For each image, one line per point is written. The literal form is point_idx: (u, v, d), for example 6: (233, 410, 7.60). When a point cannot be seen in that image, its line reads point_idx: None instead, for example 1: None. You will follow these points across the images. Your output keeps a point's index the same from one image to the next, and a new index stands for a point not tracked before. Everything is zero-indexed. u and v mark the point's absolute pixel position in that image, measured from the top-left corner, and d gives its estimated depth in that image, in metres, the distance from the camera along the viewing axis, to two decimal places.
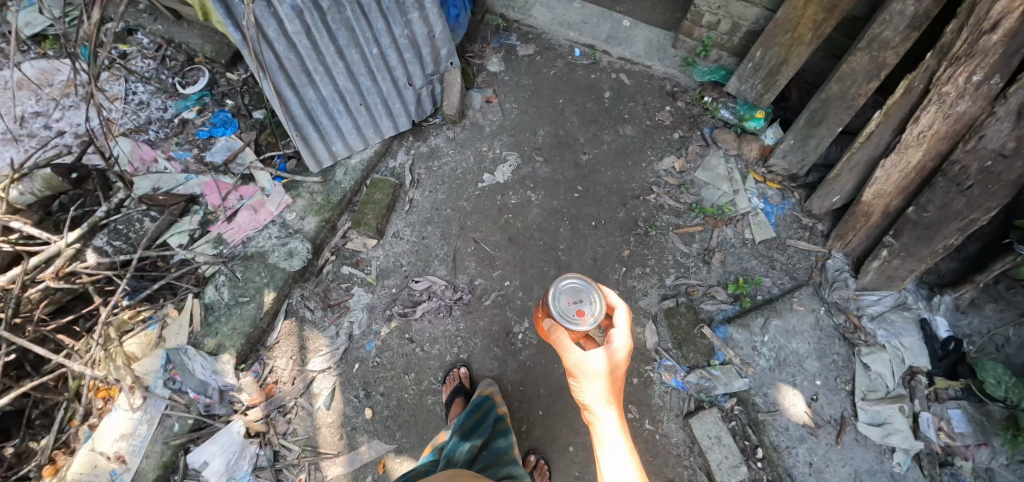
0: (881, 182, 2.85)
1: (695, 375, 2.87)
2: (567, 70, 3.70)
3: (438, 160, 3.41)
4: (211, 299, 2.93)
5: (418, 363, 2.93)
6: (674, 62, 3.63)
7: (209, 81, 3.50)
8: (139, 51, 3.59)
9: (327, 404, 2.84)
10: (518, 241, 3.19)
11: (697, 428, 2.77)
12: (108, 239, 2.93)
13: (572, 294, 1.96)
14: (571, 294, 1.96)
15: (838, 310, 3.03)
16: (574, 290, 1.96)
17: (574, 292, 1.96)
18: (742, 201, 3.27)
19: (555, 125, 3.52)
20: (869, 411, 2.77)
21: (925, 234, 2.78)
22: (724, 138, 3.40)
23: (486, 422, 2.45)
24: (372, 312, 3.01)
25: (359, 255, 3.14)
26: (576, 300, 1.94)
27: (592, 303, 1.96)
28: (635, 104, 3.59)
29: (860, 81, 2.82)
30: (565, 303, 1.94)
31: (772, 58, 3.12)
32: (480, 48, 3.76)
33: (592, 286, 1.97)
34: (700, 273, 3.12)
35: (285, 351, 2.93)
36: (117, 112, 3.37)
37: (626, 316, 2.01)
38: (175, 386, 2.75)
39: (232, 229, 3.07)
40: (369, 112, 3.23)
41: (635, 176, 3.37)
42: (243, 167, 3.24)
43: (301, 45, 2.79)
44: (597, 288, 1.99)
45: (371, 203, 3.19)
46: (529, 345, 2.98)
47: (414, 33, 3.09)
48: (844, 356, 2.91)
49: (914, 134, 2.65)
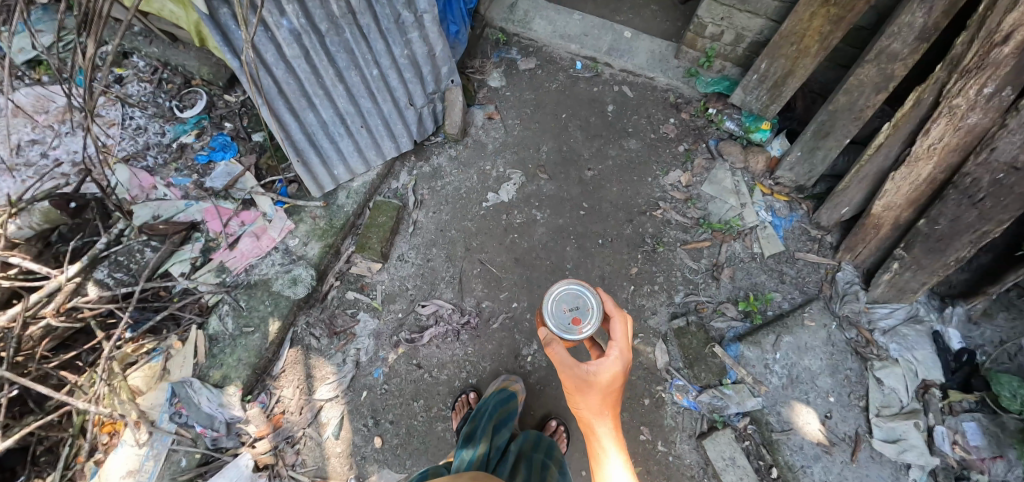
0: (891, 194, 2.81)
1: (707, 394, 2.84)
2: (569, 84, 3.65)
3: (441, 179, 3.36)
4: (215, 329, 2.89)
5: (426, 390, 2.89)
6: (677, 73, 3.58)
7: (207, 104, 3.45)
8: (135, 75, 3.52)
9: (336, 433, 2.82)
10: (524, 261, 3.15)
11: (711, 449, 2.75)
12: (108, 271, 2.90)
13: (568, 300, 2.04)
14: (568, 301, 2.04)
15: (849, 324, 2.99)
16: (572, 297, 2.04)
17: (572, 299, 2.04)
18: (750, 215, 3.23)
19: (559, 141, 3.48)
20: (885, 428, 2.73)
21: (936, 246, 2.73)
22: (730, 150, 3.36)
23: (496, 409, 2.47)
24: (379, 338, 2.97)
25: (364, 280, 3.11)
26: (572, 308, 2.02)
27: (589, 310, 2.01)
28: (639, 117, 3.55)
29: (868, 93, 2.77)
30: (561, 310, 2.03)
31: (777, 70, 3.07)
32: (480, 63, 3.71)
33: (591, 293, 2.02)
34: (709, 289, 3.08)
35: (292, 380, 2.89)
36: (114, 138, 3.31)
37: (623, 329, 1.96)
38: (181, 420, 2.72)
39: (234, 257, 3.02)
40: (370, 134, 3.18)
41: (641, 191, 3.33)
42: (244, 192, 3.19)
43: (301, 69, 2.73)
44: (597, 295, 2.02)
45: (374, 226, 3.16)
46: (538, 368, 2.96)
47: (414, 52, 3.04)
48: (856, 371, 2.87)
49: (924, 147, 2.60)
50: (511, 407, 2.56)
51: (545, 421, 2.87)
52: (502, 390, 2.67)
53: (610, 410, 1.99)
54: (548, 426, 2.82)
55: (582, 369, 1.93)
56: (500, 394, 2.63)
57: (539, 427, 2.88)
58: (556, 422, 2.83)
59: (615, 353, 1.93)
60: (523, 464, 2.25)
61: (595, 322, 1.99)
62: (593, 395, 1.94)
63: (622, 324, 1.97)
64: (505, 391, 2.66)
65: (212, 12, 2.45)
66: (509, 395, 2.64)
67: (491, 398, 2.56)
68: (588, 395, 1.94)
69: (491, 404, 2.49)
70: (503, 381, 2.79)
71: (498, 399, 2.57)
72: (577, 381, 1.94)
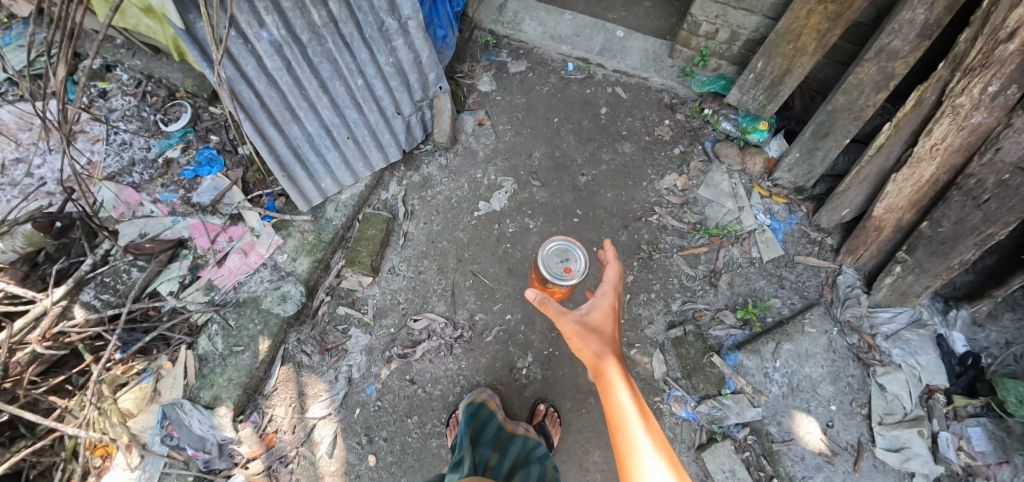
0: (893, 196, 2.72)
1: (706, 405, 2.78)
2: (561, 86, 3.57)
3: (431, 189, 3.30)
4: (205, 349, 2.85)
5: (420, 405, 2.86)
6: (672, 72, 3.49)
7: (192, 117, 3.35)
8: (119, 89, 3.41)
9: (330, 451, 2.78)
10: (517, 272, 3.09)
11: (710, 462, 2.69)
12: (96, 293, 2.87)
13: (559, 254, 2.08)
14: (559, 253, 2.08)
15: (851, 330, 2.91)
16: (561, 249, 2.08)
17: (564, 252, 2.08)
18: (748, 219, 3.15)
19: (551, 146, 3.40)
20: (887, 436, 2.67)
21: (940, 249, 2.65)
22: (727, 152, 3.28)
23: (476, 419, 2.50)
24: (372, 354, 2.93)
25: (355, 294, 3.06)
26: (564, 259, 2.06)
27: (578, 260, 2.07)
28: (633, 119, 3.46)
29: (868, 92, 2.68)
30: (552, 262, 2.06)
31: (773, 69, 2.98)
32: (470, 68, 3.63)
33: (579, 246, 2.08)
34: (707, 296, 3.01)
35: (284, 399, 2.86)
36: (99, 155, 3.22)
37: (615, 270, 2.00)
38: (173, 442, 2.68)
39: (222, 274, 2.97)
40: (357, 145, 3.11)
41: (635, 196, 3.26)
42: (231, 207, 3.12)
43: (283, 81, 2.64)
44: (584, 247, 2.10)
45: (364, 240, 3.10)
46: (533, 380, 2.91)
47: (399, 60, 2.96)
48: (859, 378, 2.80)
49: (927, 147, 2.51)
50: (491, 413, 2.58)
51: (534, 407, 2.84)
52: (475, 401, 2.62)
53: (611, 346, 1.87)
54: (537, 411, 2.79)
55: (577, 312, 1.90)
56: (472, 407, 2.59)
57: (531, 413, 2.84)
58: (546, 405, 2.80)
59: (606, 291, 1.96)
60: (520, 473, 2.34)
61: (586, 270, 2.03)
62: (593, 337, 1.86)
63: (613, 268, 2.00)
64: (477, 402, 2.60)
65: (188, 26, 2.36)
66: (485, 406, 2.59)
67: (465, 412, 2.52)
68: (586, 336, 1.87)
69: (468, 415, 2.51)
70: (473, 394, 2.71)
71: (473, 411, 2.54)
72: (574, 324, 1.89)
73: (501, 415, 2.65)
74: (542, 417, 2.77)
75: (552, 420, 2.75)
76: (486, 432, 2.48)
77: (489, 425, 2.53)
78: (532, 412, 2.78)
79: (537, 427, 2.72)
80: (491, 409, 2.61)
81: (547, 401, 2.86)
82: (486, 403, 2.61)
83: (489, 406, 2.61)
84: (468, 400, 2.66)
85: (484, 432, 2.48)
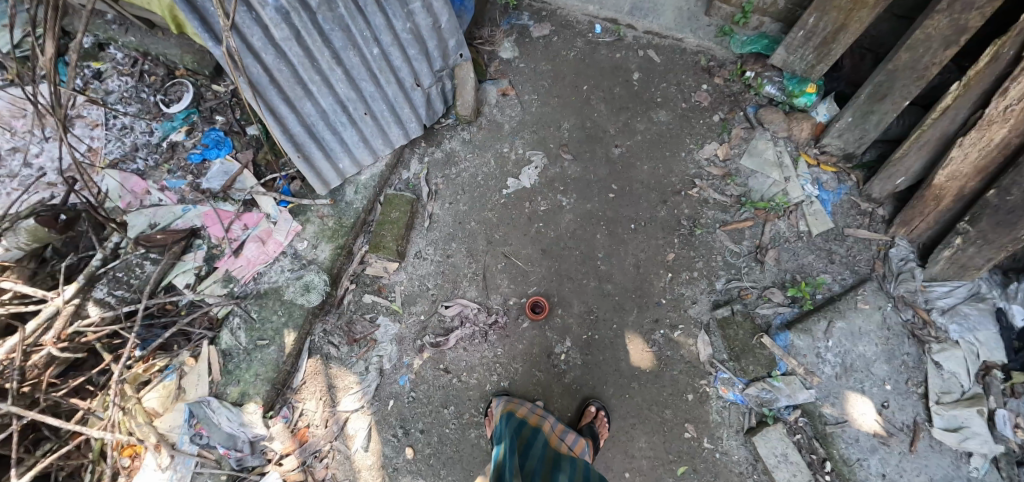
0: (957, 163, 2.48)
1: (755, 387, 2.66)
2: (589, 51, 3.30)
3: (455, 166, 3.09)
4: (228, 344, 2.71)
5: (456, 396, 2.74)
6: (708, 32, 3.19)
7: (194, 96, 3.06)
8: (113, 68, 3.08)
9: (365, 445, 2.70)
10: (551, 253, 2.92)
11: (761, 446, 2.61)
12: (109, 289, 2.64)
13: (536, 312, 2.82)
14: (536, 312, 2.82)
15: (905, 305, 2.75)
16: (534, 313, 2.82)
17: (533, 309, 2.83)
18: (796, 190, 2.94)
19: (581, 117, 3.17)
20: (946, 416, 2.54)
21: (1007, 219, 2.42)
22: (771, 118, 3.04)
23: (520, 439, 2.32)
24: (402, 343, 2.80)
25: (381, 281, 2.90)
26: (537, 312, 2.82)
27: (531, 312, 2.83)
28: (668, 84, 3.21)
29: (936, 48, 2.38)
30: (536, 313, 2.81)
31: (827, 25, 2.65)
32: (489, 33, 3.34)
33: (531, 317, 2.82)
34: (753, 274, 2.85)
35: (313, 392, 2.75)
36: (99, 140, 2.95)
37: None
38: (202, 441, 2.57)
39: (240, 265, 2.80)
40: (375, 121, 2.87)
41: (674, 169, 3.06)
42: (243, 193, 2.91)
43: (292, 52, 2.41)
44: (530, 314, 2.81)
45: (387, 223, 2.91)
46: (573, 366, 2.79)
47: (417, 25, 2.68)
48: (914, 356, 2.67)
49: (1000, 109, 2.27)
50: (535, 431, 2.41)
51: (585, 405, 2.72)
52: (515, 417, 2.45)
53: None
54: (586, 412, 2.67)
55: None
56: (513, 422, 2.41)
57: (580, 412, 2.72)
58: (595, 407, 2.67)
59: None
60: None
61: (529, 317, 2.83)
62: None
63: None
64: (518, 418, 2.44)
65: None
66: (526, 423, 2.42)
67: (507, 430, 2.35)
68: None
69: (510, 435, 2.32)
70: (512, 406, 2.55)
71: (515, 428, 2.36)
72: None
73: (547, 429, 2.47)
74: (590, 419, 2.64)
75: (601, 422, 2.63)
76: (534, 453, 2.29)
77: (535, 443, 2.34)
78: (581, 412, 2.65)
79: (585, 428, 2.59)
80: (534, 424, 2.45)
81: (596, 400, 2.72)
82: (528, 419, 2.46)
83: (531, 422, 2.45)
84: (509, 414, 2.49)
85: (531, 454, 2.27)
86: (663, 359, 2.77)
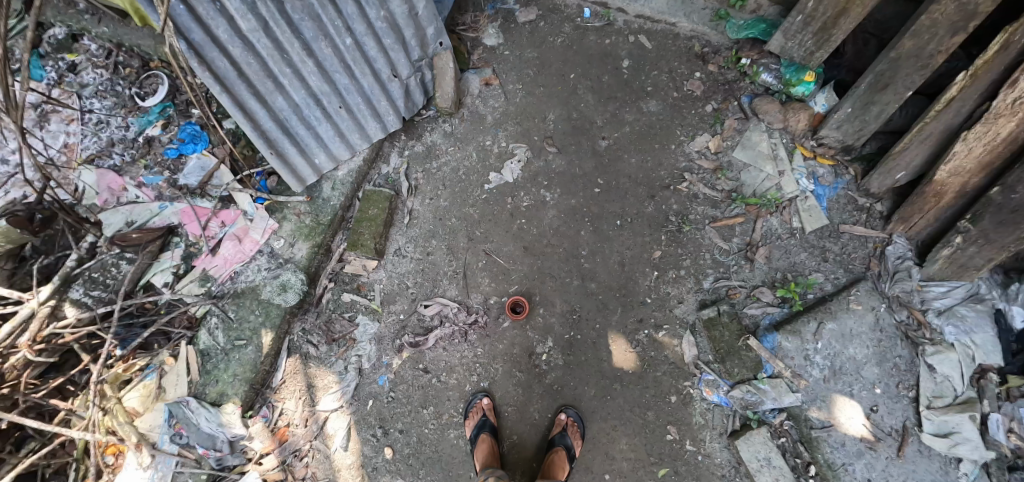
0: (960, 158, 2.33)
1: (740, 390, 2.60)
2: (577, 37, 3.14)
3: (436, 160, 3.00)
4: (206, 344, 2.70)
5: (435, 396, 2.75)
6: (703, 16, 3.00)
7: (170, 89, 2.97)
8: (89, 61, 2.95)
9: (343, 444, 2.72)
10: (534, 250, 2.85)
11: (744, 449, 2.56)
12: (85, 289, 2.62)
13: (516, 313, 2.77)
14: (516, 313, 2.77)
15: (900, 306, 2.64)
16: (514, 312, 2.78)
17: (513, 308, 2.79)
18: (790, 184, 2.81)
19: (567, 107, 3.04)
20: (936, 421, 2.47)
21: (1010, 219, 2.27)
22: (767, 108, 2.88)
23: None
24: (381, 343, 2.79)
25: (360, 279, 2.86)
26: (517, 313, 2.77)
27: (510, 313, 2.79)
28: (659, 72, 3.05)
29: (942, 35, 2.21)
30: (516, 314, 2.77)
31: (827, 9, 2.46)
32: (473, 19, 3.20)
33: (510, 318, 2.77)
34: (743, 273, 2.76)
35: (293, 392, 2.76)
36: (75, 136, 2.87)
37: None
38: (182, 441, 2.58)
39: (217, 263, 2.76)
40: (351, 115, 2.75)
41: (663, 162, 2.94)
42: (220, 189, 2.85)
43: (261, 44, 2.33)
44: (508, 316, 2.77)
45: (365, 220, 2.83)
46: (554, 367, 2.74)
47: (391, 13, 2.54)
48: (906, 359, 2.58)
49: (1008, 101, 2.12)
50: None
51: (554, 416, 2.71)
52: None
53: None
54: (558, 420, 2.66)
55: None
56: None
57: (550, 423, 2.71)
58: (566, 414, 2.66)
59: None
60: None
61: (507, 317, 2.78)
62: None
63: None
64: None
65: None
66: None
67: None
68: None
69: None
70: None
71: None
72: None
73: None
74: (563, 427, 2.64)
75: (574, 430, 2.62)
76: None
77: None
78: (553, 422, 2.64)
79: (557, 437, 2.60)
80: None
81: (570, 408, 2.69)
82: None
83: None
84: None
85: None
86: (647, 360, 2.72)
